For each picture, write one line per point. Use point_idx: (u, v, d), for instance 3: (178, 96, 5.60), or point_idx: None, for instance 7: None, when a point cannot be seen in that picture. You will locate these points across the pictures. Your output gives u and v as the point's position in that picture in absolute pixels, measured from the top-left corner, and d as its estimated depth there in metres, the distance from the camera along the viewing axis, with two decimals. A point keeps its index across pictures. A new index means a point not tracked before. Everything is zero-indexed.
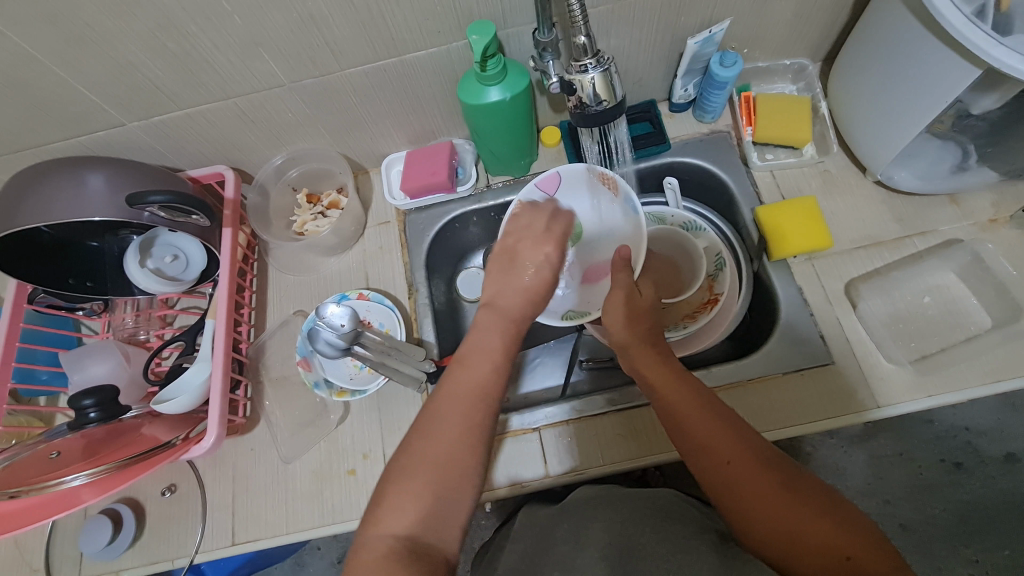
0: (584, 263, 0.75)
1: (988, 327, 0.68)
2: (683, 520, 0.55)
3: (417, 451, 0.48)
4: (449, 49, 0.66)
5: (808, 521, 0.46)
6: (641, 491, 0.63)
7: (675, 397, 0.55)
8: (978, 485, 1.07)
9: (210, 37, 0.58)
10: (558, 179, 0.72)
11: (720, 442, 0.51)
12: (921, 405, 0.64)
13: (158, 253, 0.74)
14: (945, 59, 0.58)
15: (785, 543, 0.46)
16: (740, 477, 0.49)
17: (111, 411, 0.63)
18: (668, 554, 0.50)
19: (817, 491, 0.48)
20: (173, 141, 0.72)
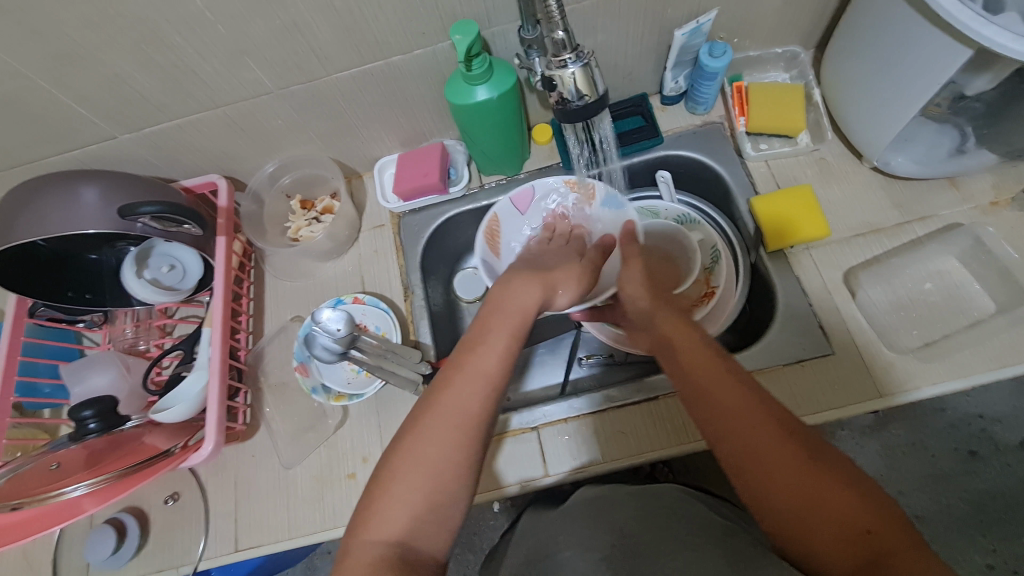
0: None
1: (992, 311, 0.67)
2: (685, 518, 0.55)
3: (430, 424, 0.48)
4: (435, 50, 0.65)
5: (832, 495, 0.42)
6: (645, 489, 0.63)
7: (696, 360, 0.52)
8: (994, 473, 1.06)
9: (195, 47, 0.59)
10: (531, 195, 0.78)
11: (739, 406, 0.47)
12: (925, 394, 0.63)
13: (155, 264, 0.75)
14: (935, 41, 0.57)
15: (803, 517, 0.42)
16: (758, 444, 0.45)
17: (111, 420, 0.63)
18: (678, 550, 0.49)
19: (843, 465, 0.44)
20: (165, 152, 0.73)
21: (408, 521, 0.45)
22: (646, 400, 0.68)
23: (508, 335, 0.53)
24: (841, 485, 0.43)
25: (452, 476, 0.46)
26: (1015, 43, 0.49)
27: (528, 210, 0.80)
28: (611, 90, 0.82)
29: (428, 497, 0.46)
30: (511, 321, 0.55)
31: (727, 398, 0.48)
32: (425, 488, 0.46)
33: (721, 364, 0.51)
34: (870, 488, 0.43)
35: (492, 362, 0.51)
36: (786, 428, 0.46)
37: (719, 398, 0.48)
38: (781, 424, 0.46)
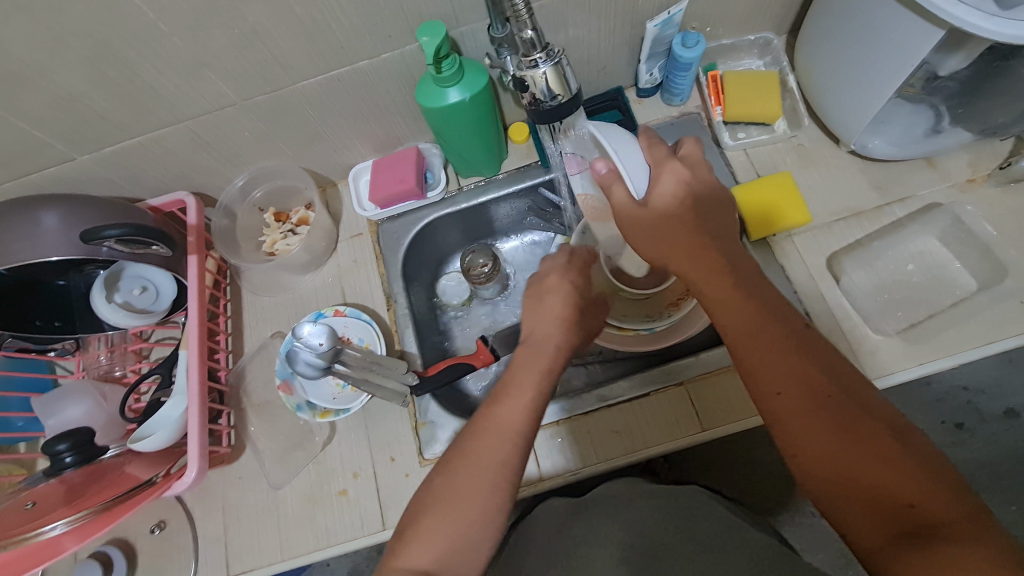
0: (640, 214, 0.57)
1: (974, 289, 0.67)
2: (706, 518, 0.56)
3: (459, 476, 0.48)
4: (403, 53, 0.63)
5: (881, 467, 0.41)
6: (666, 488, 0.63)
7: (740, 327, 0.48)
8: (981, 444, 1.07)
9: (151, 62, 0.56)
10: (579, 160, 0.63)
11: (785, 377, 0.45)
12: (913, 374, 0.63)
13: (126, 287, 0.73)
14: (905, 22, 0.57)
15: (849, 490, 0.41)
16: (803, 416, 0.43)
17: (88, 452, 0.62)
18: (698, 551, 0.50)
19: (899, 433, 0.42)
20: (130, 171, 0.70)
21: (443, 557, 0.46)
22: (638, 397, 0.68)
23: (533, 391, 0.51)
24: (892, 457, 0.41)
25: (482, 511, 0.47)
26: (985, 22, 0.49)
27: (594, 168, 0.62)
28: (586, 84, 0.81)
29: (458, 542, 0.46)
30: (537, 376, 0.52)
31: (774, 369, 0.45)
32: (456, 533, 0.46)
33: (764, 328, 0.47)
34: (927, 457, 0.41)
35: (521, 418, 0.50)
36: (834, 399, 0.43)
37: (765, 369, 0.45)
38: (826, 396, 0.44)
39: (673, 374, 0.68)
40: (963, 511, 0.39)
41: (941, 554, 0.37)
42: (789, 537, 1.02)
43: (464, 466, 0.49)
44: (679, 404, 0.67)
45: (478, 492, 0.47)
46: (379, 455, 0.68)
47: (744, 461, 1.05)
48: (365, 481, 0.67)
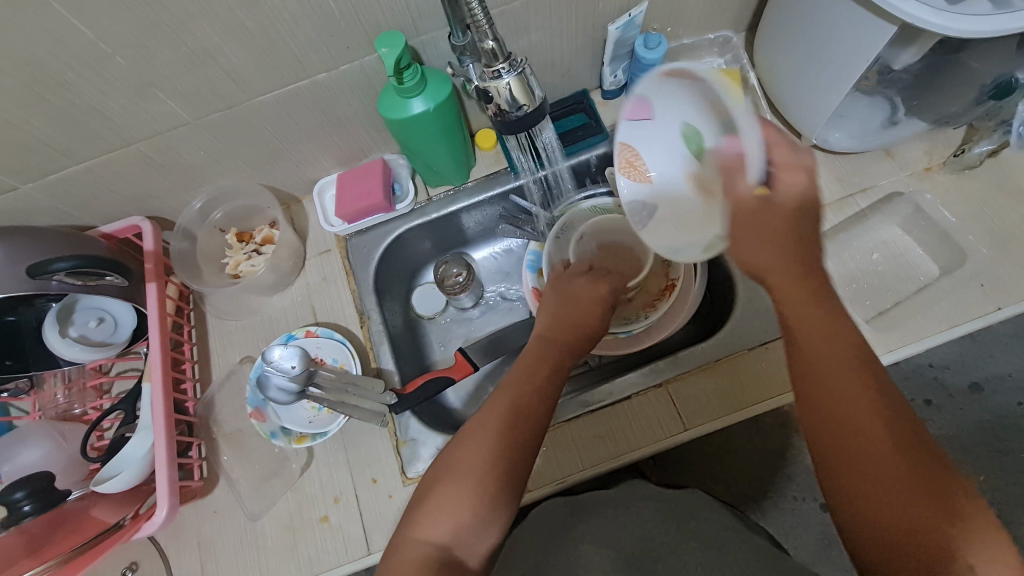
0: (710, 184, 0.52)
1: (936, 275, 0.69)
2: (703, 520, 0.58)
3: (476, 441, 0.47)
4: (363, 64, 0.62)
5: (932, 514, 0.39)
6: (668, 495, 0.64)
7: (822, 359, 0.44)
8: (950, 419, 1.08)
9: (94, 84, 0.53)
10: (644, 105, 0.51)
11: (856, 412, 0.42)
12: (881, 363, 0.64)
13: (81, 319, 0.69)
14: (859, 17, 0.58)
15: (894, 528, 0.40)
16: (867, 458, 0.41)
17: (47, 499, 0.58)
18: (696, 552, 0.52)
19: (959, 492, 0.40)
20: (79, 199, 0.67)
21: (458, 525, 0.44)
22: (619, 401, 0.67)
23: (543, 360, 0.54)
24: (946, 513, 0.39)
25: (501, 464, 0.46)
26: (934, 17, 0.50)
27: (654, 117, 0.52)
28: (551, 88, 0.80)
29: (479, 508, 0.45)
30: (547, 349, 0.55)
31: (849, 395, 0.43)
32: (479, 499, 0.45)
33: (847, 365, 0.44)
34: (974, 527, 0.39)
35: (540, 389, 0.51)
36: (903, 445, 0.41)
37: (832, 396, 0.43)
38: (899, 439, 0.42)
39: (653, 376, 0.67)
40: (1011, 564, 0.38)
41: None
42: (771, 525, 1.04)
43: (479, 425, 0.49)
44: (662, 406, 0.66)
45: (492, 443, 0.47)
46: (360, 478, 0.66)
47: (725, 453, 1.06)
48: (347, 506, 0.65)
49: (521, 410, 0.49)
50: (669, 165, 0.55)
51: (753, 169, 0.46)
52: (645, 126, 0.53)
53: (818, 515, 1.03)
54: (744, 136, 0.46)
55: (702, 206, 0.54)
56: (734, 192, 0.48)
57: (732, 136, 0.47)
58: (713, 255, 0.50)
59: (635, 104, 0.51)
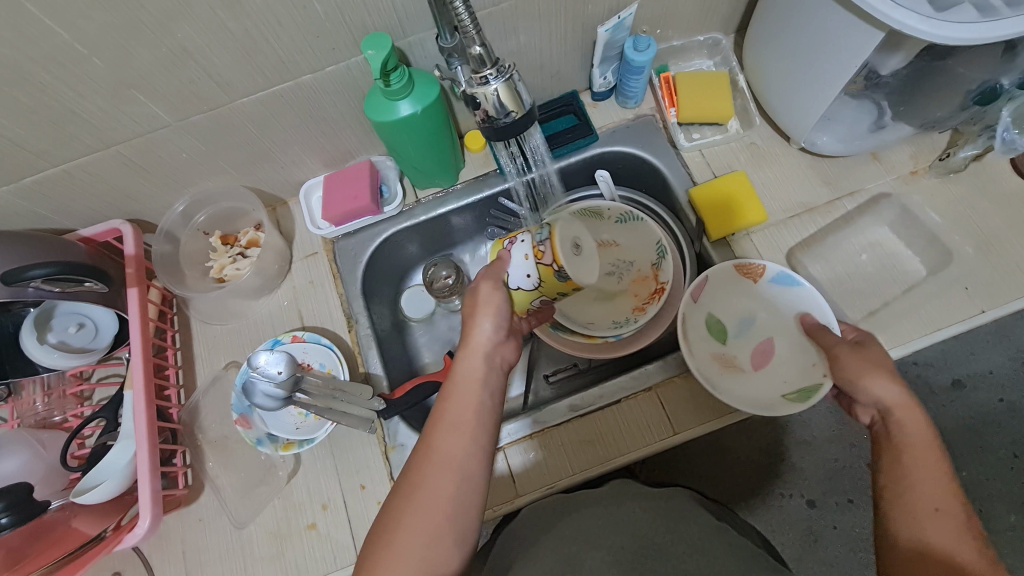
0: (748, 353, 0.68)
1: (923, 274, 0.69)
2: (694, 521, 0.58)
3: (414, 501, 0.46)
4: (349, 65, 0.61)
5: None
6: (656, 491, 0.64)
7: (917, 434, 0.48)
8: (933, 416, 1.09)
9: (70, 85, 0.52)
10: (706, 284, 0.68)
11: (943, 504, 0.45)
12: None
13: (61, 325, 0.67)
14: (847, 23, 0.58)
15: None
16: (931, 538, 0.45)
17: (26, 512, 0.56)
18: (688, 554, 0.51)
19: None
20: (55, 202, 0.65)
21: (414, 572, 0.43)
22: (609, 405, 0.67)
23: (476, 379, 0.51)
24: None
25: (451, 506, 0.46)
26: (922, 24, 0.50)
27: (703, 298, 0.69)
28: (540, 90, 0.79)
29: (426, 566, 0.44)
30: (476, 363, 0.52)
31: (937, 468, 0.46)
32: (422, 560, 0.44)
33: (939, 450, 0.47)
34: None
35: (469, 432, 0.49)
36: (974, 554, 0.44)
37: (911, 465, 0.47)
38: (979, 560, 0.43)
39: (642, 379, 0.67)
40: None
41: None
42: (759, 521, 1.05)
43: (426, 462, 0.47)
44: (651, 410, 0.66)
45: (438, 495, 0.46)
46: (349, 484, 0.66)
47: (713, 452, 1.07)
48: (335, 513, 0.64)
49: (451, 457, 0.47)
50: (704, 345, 0.68)
51: (779, 344, 0.67)
52: (697, 305, 0.68)
53: (804, 511, 1.04)
54: (791, 309, 0.66)
55: (744, 368, 0.67)
56: (770, 365, 0.66)
57: (799, 297, 0.65)
58: (808, 401, 0.59)
59: (700, 282, 0.67)
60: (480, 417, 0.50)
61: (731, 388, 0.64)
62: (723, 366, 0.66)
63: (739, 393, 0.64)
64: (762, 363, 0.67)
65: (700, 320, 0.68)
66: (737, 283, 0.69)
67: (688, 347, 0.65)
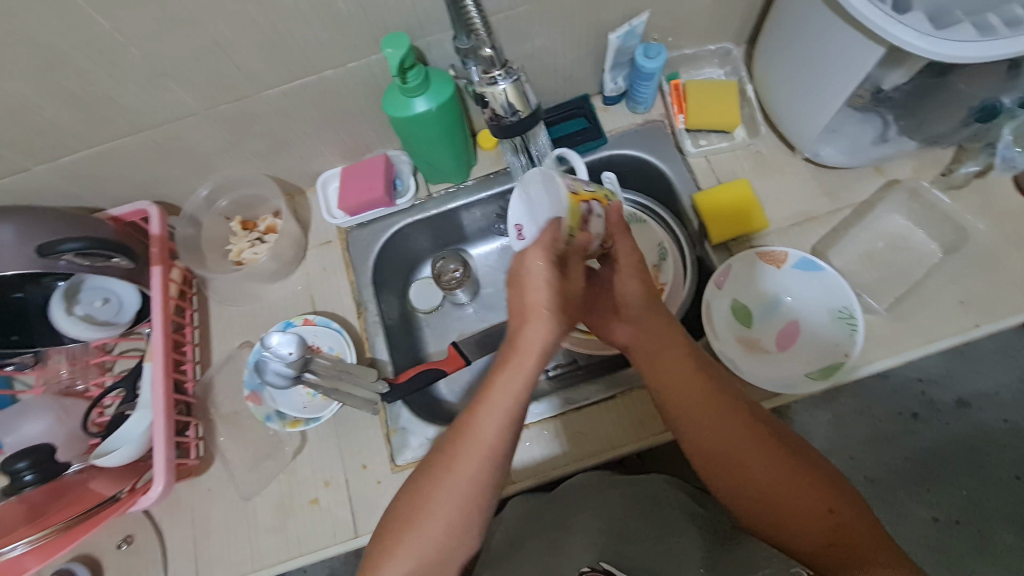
0: (772, 336, 0.69)
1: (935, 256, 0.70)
2: (670, 503, 0.60)
3: (444, 488, 0.48)
4: (369, 62, 0.64)
5: (828, 511, 0.47)
6: (633, 477, 0.66)
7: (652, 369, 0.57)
8: (935, 432, 1.09)
9: (108, 72, 0.56)
10: (729, 271, 0.70)
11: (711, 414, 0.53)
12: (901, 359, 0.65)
13: (87, 299, 0.71)
14: (850, 40, 0.59)
15: (758, 514, 0.49)
16: (731, 457, 0.51)
17: (48, 471, 0.62)
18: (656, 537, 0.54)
19: (847, 512, 0.47)
20: (89, 182, 0.69)
21: (434, 550, 0.48)
22: (604, 399, 0.69)
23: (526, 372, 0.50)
24: (836, 542, 0.46)
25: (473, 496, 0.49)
26: (920, 41, 0.52)
27: (726, 285, 0.70)
28: (552, 92, 0.82)
29: (443, 548, 0.48)
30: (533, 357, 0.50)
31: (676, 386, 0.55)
32: (443, 543, 0.48)
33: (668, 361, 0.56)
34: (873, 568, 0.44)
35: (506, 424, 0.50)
36: (774, 450, 0.50)
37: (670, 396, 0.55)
38: (776, 450, 0.50)
39: (638, 376, 0.69)
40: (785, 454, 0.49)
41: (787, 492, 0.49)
42: None
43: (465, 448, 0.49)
44: (645, 406, 0.68)
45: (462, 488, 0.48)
46: (351, 463, 0.68)
47: None
48: (336, 489, 0.67)
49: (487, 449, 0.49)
50: (728, 330, 0.70)
51: (805, 325, 0.68)
52: (718, 291, 0.70)
53: None
54: (811, 294, 0.68)
55: (768, 351, 0.68)
56: (793, 348, 0.68)
57: (821, 281, 0.67)
58: (831, 379, 0.62)
59: (724, 270, 0.69)
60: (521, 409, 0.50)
61: (760, 372, 0.65)
62: (751, 351, 0.68)
63: (769, 377, 0.65)
64: (786, 345, 0.68)
65: (724, 306, 0.70)
66: (759, 269, 0.70)
67: (714, 333, 0.68)
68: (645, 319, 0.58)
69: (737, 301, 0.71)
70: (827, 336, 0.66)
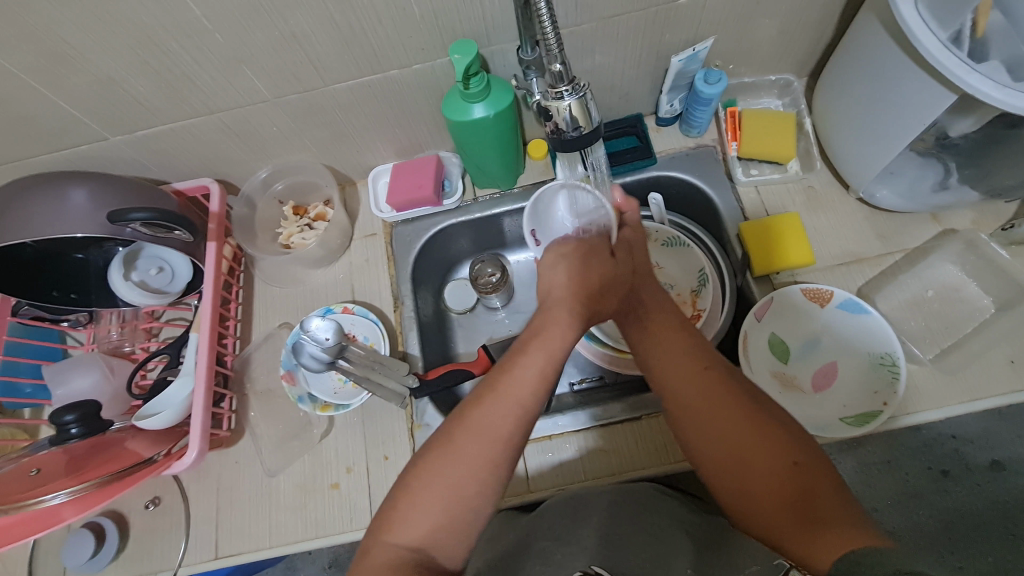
0: (807, 375, 0.68)
1: (990, 311, 0.68)
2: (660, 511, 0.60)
3: (457, 450, 0.49)
4: (434, 66, 0.65)
5: (791, 462, 0.47)
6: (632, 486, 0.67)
7: (641, 324, 0.59)
8: (965, 492, 1.04)
9: (192, 55, 0.58)
10: (770, 306, 0.69)
11: (683, 366, 0.54)
12: (942, 413, 0.63)
13: (144, 266, 0.74)
14: (922, 83, 0.58)
15: (718, 465, 0.50)
16: (698, 408, 0.51)
17: (92, 426, 0.63)
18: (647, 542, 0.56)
19: (811, 469, 0.47)
20: (158, 155, 0.72)
21: (438, 520, 0.48)
22: (629, 420, 0.69)
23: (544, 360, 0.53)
24: (794, 497, 0.45)
25: (483, 469, 0.49)
26: (996, 91, 0.50)
27: (765, 318, 0.70)
28: (607, 110, 0.82)
29: (447, 518, 0.48)
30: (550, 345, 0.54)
31: (659, 339, 0.57)
32: (445, 512, 0.48)
33: (663, 316, 0.59)
34: (826, 521, 0.43)
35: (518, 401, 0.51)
36: (742, 406, 0.50)
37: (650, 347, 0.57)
38: (745, 405, 0.50)
39: None
40: (754, 424, 0.49)
41: (746, 456, 0.48)
42: None
43: (481, 417, 0.50)
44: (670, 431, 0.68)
45: (478, 454, 0.49)
46: (373, 453, 0.70)
47: None
48: (358, 477, 0.69)
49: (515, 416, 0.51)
50: (762, 364, 0.69)
51: (842, 367, 0.67)
52: (757, 324, 0.69)
53: None
54: (854, 337, 0.67)
55: (803, 390, 0.67)
56: (829, 389, 0.66)
57: (863, 324, 0.66)
58: (869, 426, 0.60)
59: (765, 303, 0.69)
60: (538, 393, 0.52)
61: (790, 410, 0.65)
62: (786, 388, 0.67)
63: (801, 416, 0.64)
64: (822, 386, 0.67)
65: (761, 340, 0.69)
66: (800, 307, 0.69)
67: (747, 366, 0.67)
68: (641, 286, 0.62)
69: (775, 336, 0.70)
70: (866, 381, 0.64)
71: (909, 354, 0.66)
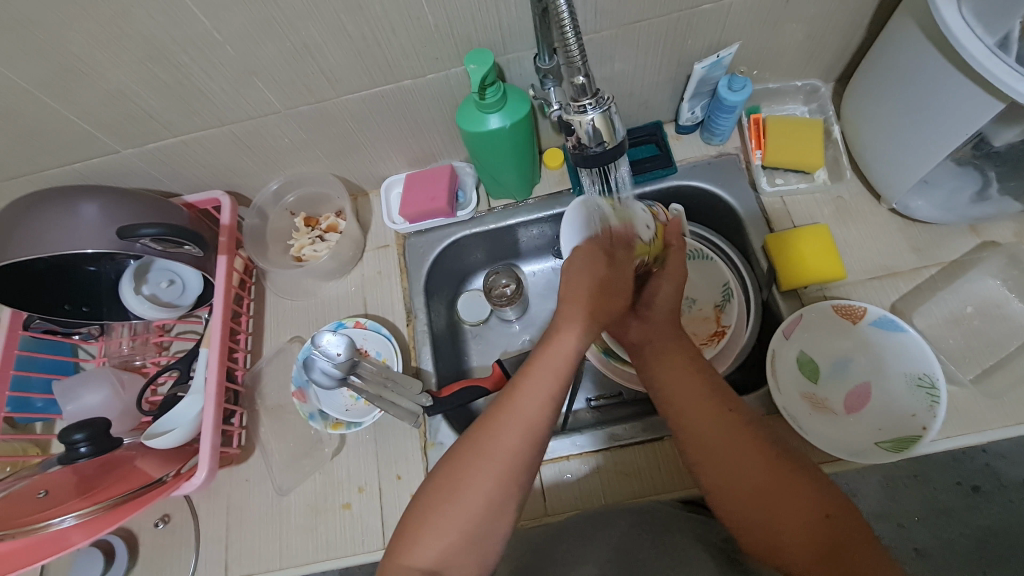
0: (839, 396, 0.65)
1: None
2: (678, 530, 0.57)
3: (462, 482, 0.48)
4: (448, 75, 0.64)
5: (824, 514, 0.44)
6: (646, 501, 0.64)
7: (659, 356, 0.56)
8: (997, 509, 0.96)
9: (202, 67, 0.57)
10: (800, 322, 0.66)
11: (706, 406, 0.51)
12: (984, 438, 0.59)
13: (155, 279, 0.74)
14: (964, 91, 0.55)
15: (745, 513, 0.47)
16: (721, 450, 0.49)
17: (103, 445, 0.62)
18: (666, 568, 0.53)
19: (846, 522, 0.44)
20: (168, 167, 0.71)
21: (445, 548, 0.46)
22: (650, 440, 0.66)
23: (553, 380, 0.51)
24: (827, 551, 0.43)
25: (486, 501, 0.47)
26: None
27: (794, 335, 0.67)
28: (626, 117, 0.80)
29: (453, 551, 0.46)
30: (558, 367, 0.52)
31: (677, 374, 0.54)
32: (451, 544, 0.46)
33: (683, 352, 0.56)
34: None
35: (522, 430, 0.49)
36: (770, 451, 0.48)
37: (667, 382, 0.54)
38: (776, 451, 0.48)
39: None
40: (783, 471, 0.47)
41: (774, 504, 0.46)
42: None
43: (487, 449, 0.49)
44: None
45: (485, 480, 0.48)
46: (386, 471, 0.68)
47: None
48: (369, 497, 0.67)
49: (521, 446, 0.49)
50: (791, 384, 0.66)
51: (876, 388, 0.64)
52: (785, 341, 0.66)
53: None
54: (889, 356, 0.64)
55: (834, 411, 0.64)
56: (862, 410, 0.63)
57: (898, 342, 0.63)
58: (907, 452, 0.56)
59: (794, 319, 0.66)
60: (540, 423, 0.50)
61: (822, 434, 0.61)
62: (817, 408, 0.64)
63: (833, 441, 0.61)
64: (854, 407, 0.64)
65: (789, 358, 0.66)
66: (830, 322, 0.66)
67: (776, 386, 0.64)
68: (662, 320, 0.58)
69: (804, 353, 0.67)
70: (902, 404, 0.61)
71: (948, 375, 0.63)
